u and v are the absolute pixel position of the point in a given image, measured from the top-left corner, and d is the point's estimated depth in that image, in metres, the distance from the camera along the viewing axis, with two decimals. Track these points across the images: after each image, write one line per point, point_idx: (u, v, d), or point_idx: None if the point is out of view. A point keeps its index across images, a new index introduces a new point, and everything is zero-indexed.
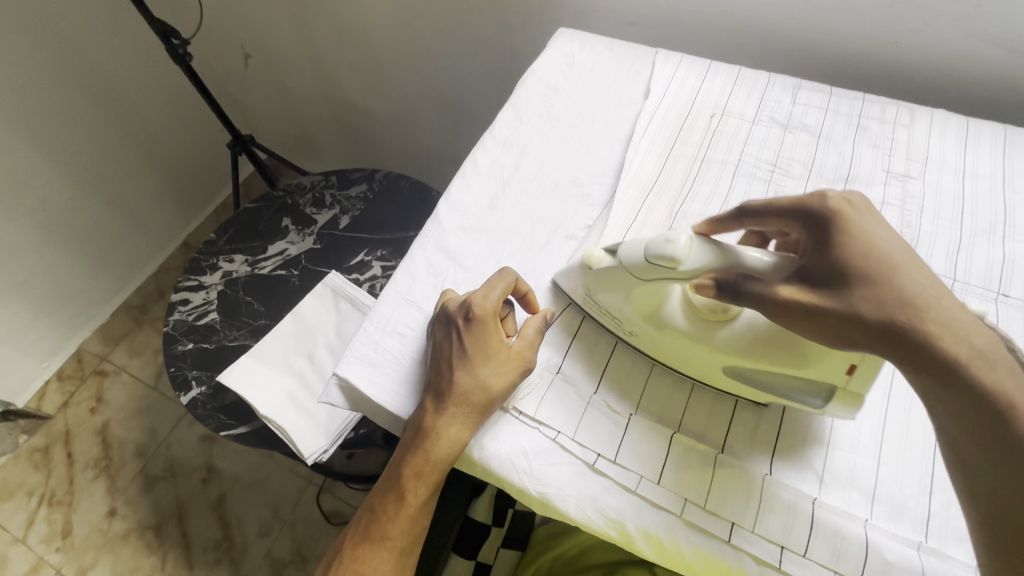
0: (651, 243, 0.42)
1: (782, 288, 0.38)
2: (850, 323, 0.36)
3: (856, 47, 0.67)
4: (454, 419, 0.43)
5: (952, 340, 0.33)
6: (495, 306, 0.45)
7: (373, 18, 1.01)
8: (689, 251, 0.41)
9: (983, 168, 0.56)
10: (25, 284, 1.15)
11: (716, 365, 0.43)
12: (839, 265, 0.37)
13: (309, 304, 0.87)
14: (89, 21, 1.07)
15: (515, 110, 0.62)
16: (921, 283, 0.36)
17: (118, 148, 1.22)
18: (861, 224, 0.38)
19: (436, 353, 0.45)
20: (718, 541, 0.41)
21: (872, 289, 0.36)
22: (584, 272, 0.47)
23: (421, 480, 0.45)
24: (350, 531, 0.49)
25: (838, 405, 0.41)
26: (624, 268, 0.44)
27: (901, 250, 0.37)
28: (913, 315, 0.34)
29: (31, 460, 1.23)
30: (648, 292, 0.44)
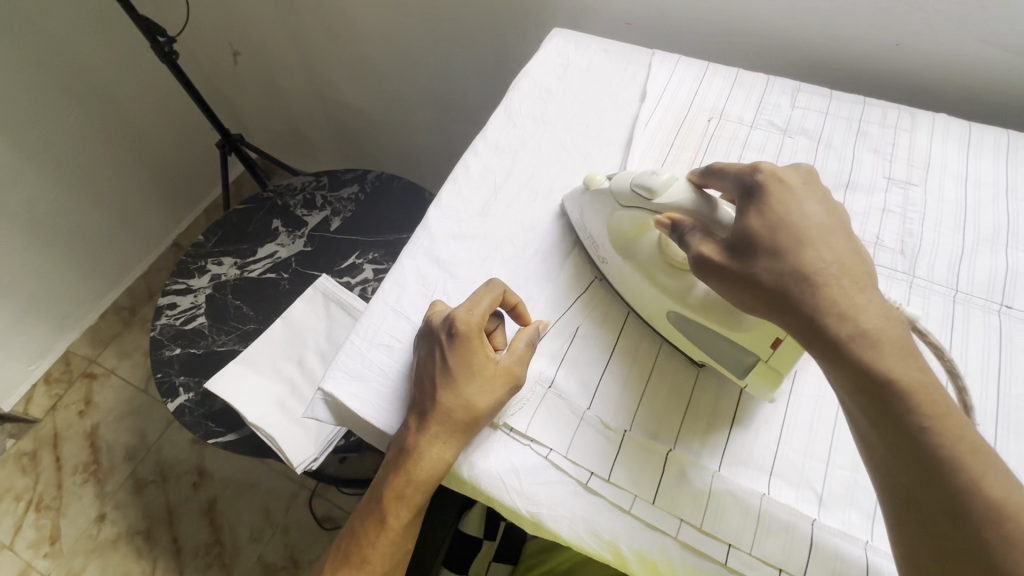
0: (640, 174, 0.45)
1: (704, 245, 0.40)
2: (747, 290, 0.37)
3: (858, 50, 0.65)
4: (437, 438, 0.41)
5: (839, 317, 0.34)
6: (480, 321, 0.44)
7: (363, 15, 0.99)
8: (670, 186, 0.44)
9: (985, 174, 0.55)
10: (10, 286, 1.13)
11: (662, 309, 0.45)
12: (749, 233, 0.38)
13: (299, 308, 0.85)
14: (71, 17, 1.04)
15: (508, 113, 0.61)
16: (825, 261, 0.36)
17: (104, 147, 1.20)
18: (784, 200, 0.38)
19: (420, 369, 0.44)
20: (714, 563, 0.39)
21: (773, 259, 0.37)
22: (583, 191, 0.51)
23: (404, 501, 0.43)
24: (331, 555, 0.47)
25: (759, 381, 0.42)
26: (612, 193, 0.48)
27: (817, 228, 0.37)
28: (810, 286, 0.35)
29: (19, 464, 1.21)
30: (627, 220, 0.47)
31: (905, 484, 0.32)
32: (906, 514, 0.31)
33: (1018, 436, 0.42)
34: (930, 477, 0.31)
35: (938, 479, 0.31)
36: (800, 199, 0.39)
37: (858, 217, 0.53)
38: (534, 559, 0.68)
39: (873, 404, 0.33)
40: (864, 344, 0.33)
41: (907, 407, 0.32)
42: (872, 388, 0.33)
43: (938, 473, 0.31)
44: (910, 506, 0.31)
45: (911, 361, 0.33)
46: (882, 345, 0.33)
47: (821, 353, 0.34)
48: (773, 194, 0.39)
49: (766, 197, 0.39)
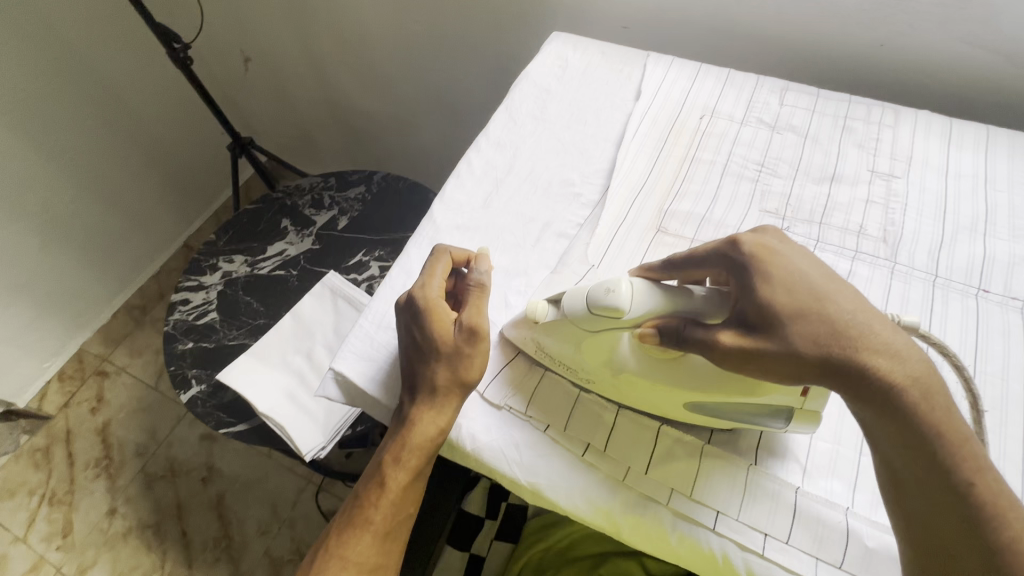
0: (593, 293, 0.41)
1: (721, 332, 0.38)
2: (787, 362, 0.36)
3: (844, 50, 0.68)
4: (426, 409, 0.44)
5: (889, 368, 0.34)
6: (438, 292, 0.47)
7: (370, 23, 1.03)
8: (634, 296, 0.40)
9: (965, 167, 0.57)
10: (28, 285, 1.16)
11: (679, 402, 0.43)
12: (766, 304, 0.37)
13: (308, 304, 0.88)
14: (89, 25, 1.08)
15: (509, 112, 0.64)
16: (852, 312, 0.36)
17: (119, 150, 1.24)
18: (777, 263, 0.38)
19: (402, 348, 0.47)
20: (703, 529, 0.41)
21: (805, 325, 0.36)
22: (529, 322, 0.45)
23: (401, 465, 0.46)
24: (336, 519, 0.50)
25: (799, 424, 0.42)
26: (569, 320, 0.43)
27: (820, 278, 0.37)
28: (850, 347, 0.35)
29: (32, 459, 1.24)
30: (598, 342, 0.43)
31: (947, 537, 0.32)
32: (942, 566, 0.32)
33: (992, 410, 0.45)
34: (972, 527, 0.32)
35: (983, 534, 0.31)
36: (787, 256, 0.38)
37: (843, 208, 0.55)
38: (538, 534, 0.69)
39: (922, 463, 0.33)
40: (918, 396, 0.33)
41: (959, 461, 0.32)
42: (921, 439, 0.33)
43: (984, 530, 0.31)
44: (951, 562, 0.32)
45: (954, 413, 0.34)
46: (932, 396, 0.34)
47: (869, 408, 0.34)
48: (764, 260, 0.38)
49: (760, 266, 0.38)
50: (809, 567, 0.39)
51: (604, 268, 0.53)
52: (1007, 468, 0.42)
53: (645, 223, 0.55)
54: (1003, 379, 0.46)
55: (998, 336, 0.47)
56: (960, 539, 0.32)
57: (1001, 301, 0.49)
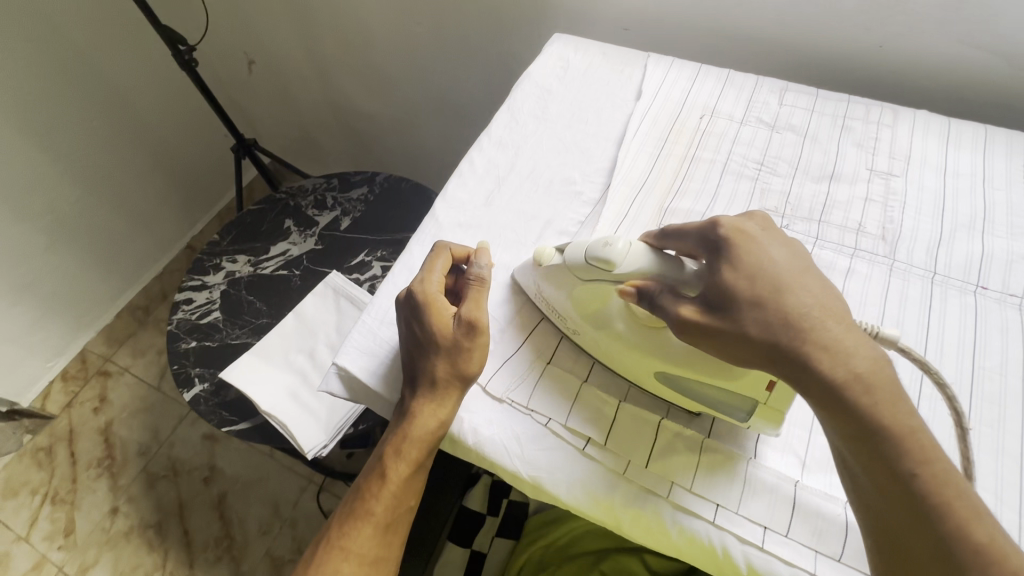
0: (593, 245, 0.44)
1: (683, 307, 0.39)
2: (737, 346, 0.37)
3: (843, 51, 0.69)
4: (427, 402, 0.45)
5: (830, 360, 0.34)
6: (437, 287, 0.47)
7: (373, 26, 1.04)
8: (629, 253, 0.43)
9: (964, 166, 0.58)
10: (32, 285, 1.17)
11: (650, 370, 0.44)
12: (727, 289, 0.38)
13: (310, 303, 0.89)
14: (94, 28, 1.09)
15: (511, 112, 0.65)
16: (807, 304, 0.36)
17: (123, 152, 1.25)
18: (749, 251, 0.39)
19: (403, 342, 0.48)
20: (704, 522, 0.41)
21: (758, 310, 0.36)
22: (535, 265, 0.49)
23: (402, 458, 0.47)
24: (337, 513, 0.50)
25: (761, 420, 0.43)
26: (568, 268, 0.46)
27: (785, 270, 0.38)
28: (798, 335, 0.35)
29: (35, 459, 1.25)
30: (590, 292, 0.46)
31: (898, 530, 0.32)
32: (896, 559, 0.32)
33: (990, 405, 0.45)
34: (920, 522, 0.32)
35: (931, 527, 0.31)
36: (763, 245, 0.39)
37: (842, 206, 0.56)
38: (538, 531, 0.70)
39: (866, 454, 0.33)
40: (859, 388, 0.34)
41: (900, 452, 0.32)
42: (864, 431, 0.33)
43: (927, 519, 0.31)
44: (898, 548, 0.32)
45: (900, 408, 0.33)
46: (875, 389, 0.34)
47: (811, 396, 0.35)
48: (737, 245, 0.39)
49: (731, 249, 0.39)
50: (809, 560, 0.40)
51: None
52: (1004, 463, 0.42)
53: (645, 221, 0.56)
54: (1001, 375, 0.46)
55: (998, 333, 0.48)
56: (910, 532, 0.32)
57: (1000, 298, 0.50)
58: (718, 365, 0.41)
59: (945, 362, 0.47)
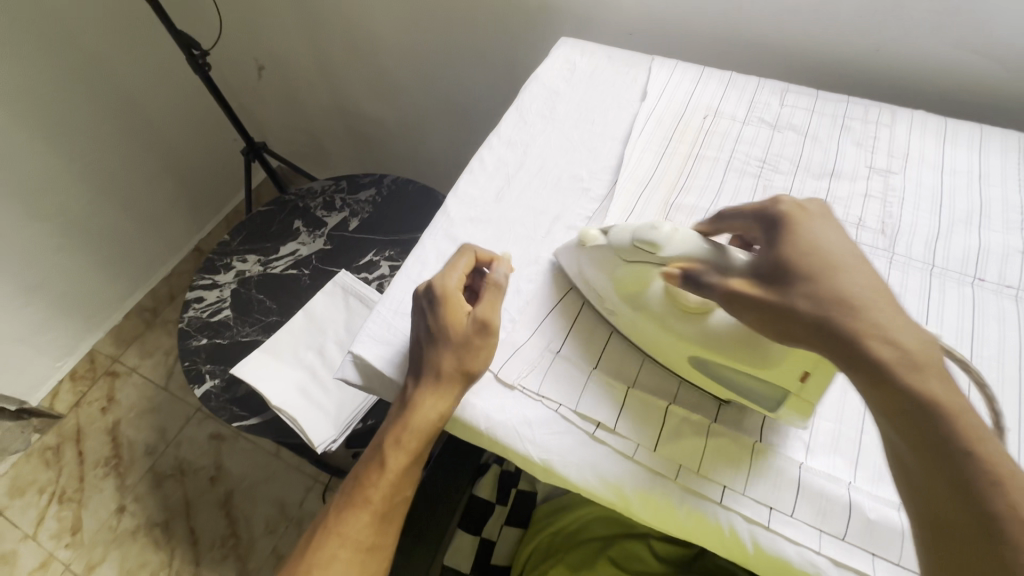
0: (639, 229, 0.45)
1: (733, 280, 0.40)
2: (784, 318, 0.38)
3: (840, 55, 0.71)
4: (428, 393, 0.47)
5: (882, 341, 0.35)
6: (456, 283, 0.49)
7: (382, 32, 1.06)
8: (674, 237, 0.44)
9: (960, 163, 0.59)
10: (42, 285, 1.19)
11: (685, 354, 0.46)
12: (783, 261, 0.39)
13: (320, 301, 0.91)
14: (107, 32, 1.12)
15: (520, 112, 0.67)
16: (861, 285, 0.37)
17: (135, 154, 1.27)
18: (808, 229, 0.40)
19: (413, 333, 0.49)
20: (710, 503, 0.43)
21: (809, 284, 0.37)
22: (578, 247, 0.50)
23: (401, 447, 0.48)
24: (334, 502, 0.51)
25: (790, 411, 0.44)
26: (613, 250, 0.47)
27: (843, 251, 0.39)
28: (848, 312, 0.36)
29: (43, 458, 1.26)
30: (633, 274, 0.47)
31: (941, 509, 0.32)
32: (940, 539, 0.32)
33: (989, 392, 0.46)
34: (966, 501, 0.31)
35: (979, 506, 0.31)
36: (822, 228, 0.40)
37: (842, 202, 0.58)
38: (547, 519, 0.71)
39: (911, 432, 0.33)
40: (914, 370, 0.34)
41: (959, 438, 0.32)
42: (909, 408, 0.33)
43: (980, 499, 0.31)
44: (953, 540, 0.31)
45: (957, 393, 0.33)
46: (927, 371, 0.34)
47: (861, 379, 0.35)
48: (795, 224, 0.41)
49: (789, 227, 0.41)
50: (813, 539, 0.41)
51: None
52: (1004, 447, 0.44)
53: (651, 216, 0.57)
54: (999, 362, 0.47)
55: (997, 323, 0.49)
56: (958, 512, 0.31)
57: (996, 289, 0.51)
58: (756, 350, 0.43)
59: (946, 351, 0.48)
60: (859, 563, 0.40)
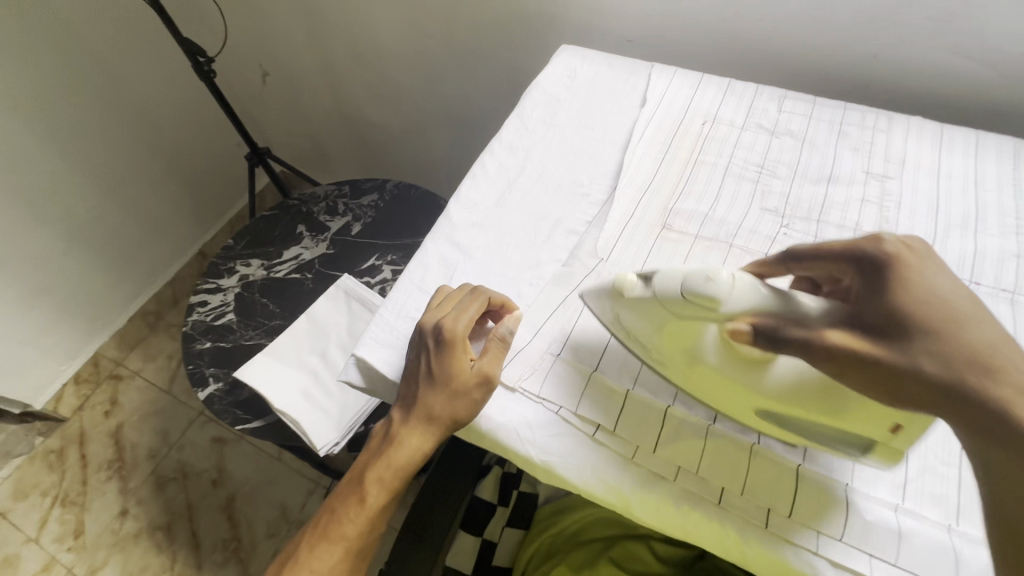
0: (690, 278, 0.41)
1: (833, 332, 0.38)
2: (908, 378, 0.35)
3: (838, 61, 0.72)
4: (412, 435, 0.49)
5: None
6: (465, 328, 0.48)
7: (386, 39, 1.07)
8: (732, 287, 0.40)
9: (956, 168, 0.60)
10: (48, 289, 1.20)
11: (749, 406, 0.44)
12: (898, 314, 0.37)
13: (322, 305, 0.91)
14: (114, 39, 1.13)
15: (521, 118, 0.68)
16: (991, 342, 0.35)
17: (140, 159, 1.28)
18: (918, 274, 0.38)
19: (411, 370, 0.49)
20: (707, 504, 0.44)
21: (935, 342, 0.35)
22: (616, 293, 0.46)
23: (381, 484, 0.50)
24: (308, 528, 0.53)
25: (876, 456, 0.42)
26: (658, 300, 0.43)
27: (962, 300, 0.37)
28: (985, 377, 0.34)
29: (47, 461, 1.26)
30: (681, 327, 0.43)
31: None
32: None
33: None
34: None
35: None
36: (931, 272, 0.38)
37: (839, 207, 0.58)
38: (547, 520, 0.72)
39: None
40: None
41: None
42: None
43: None
44: None
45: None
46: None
47: (998, 448, 0.32)
48: (904, 269, 0.38)
49: (898, 271, 0.38)
50: (810, 540, 0.41)
51: (612, 262, 0.55)
52: None
53: (651, 220, 0.58)
54: None
55: None
56: None
57: (992, 293, 0.52)
58: (837, 402, 0.40)
59: None
60: (857, 564, 0.40)
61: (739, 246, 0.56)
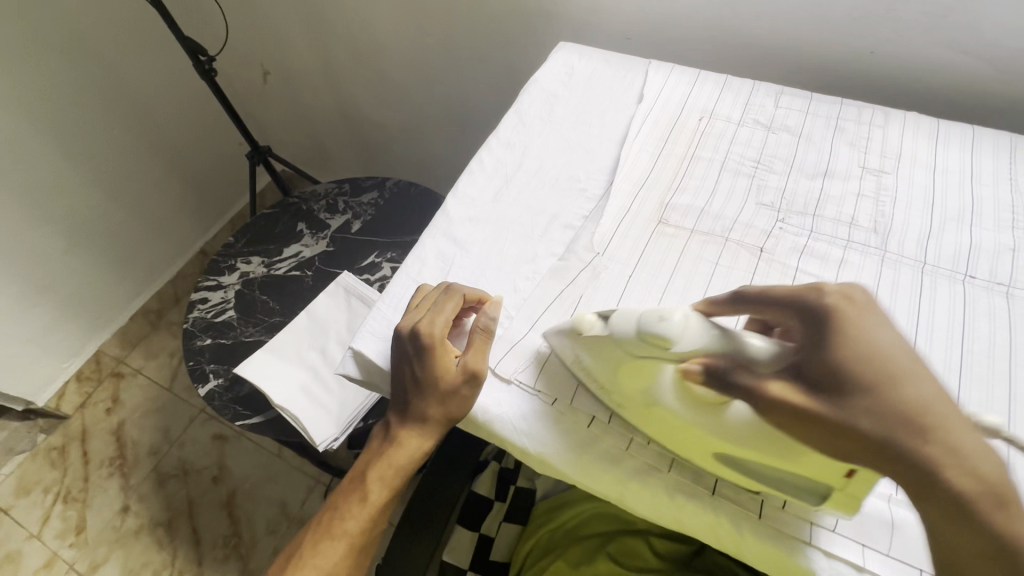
0: (645, 318, 0.40)
1: (773, 385, 0.37)
2: (843, 436, 0.35)
3: (835, 56, 0.72)
4: (413, 433, 0.51)
5: (962, 472, 0.33)
6: (442, 330, 0.48)
7: (386, 38, 1.08)
8: (686, 329, 0.40)
9: (953, 164, 0.60)
10: (50, 287, 1.20)
11: (710, 452, 0.42)
12: (838, 370, 0.36)
13: (322, 302, 0.92)
14: (116, 38, 1.14)
15: (518, 115, 0.68)
16: (930, 400, 0.34)
17: (141, 158, 1.29)
18: (862, 325, 0.36)
19: (399, 374, 0.50)
20: (702, 494, 0.44)
21: (872, 401, 0.34)
22: (572, 334, 0.45)
23: (384, 482, 0.52)
24: (308, 529, 0.54)
25: (836, 504, 0.39)
26: (615, 341, 0.42)
27: (904, 352, 0.36)
28: (920, 439, 0.33)
29: (49, 458, 1.27)
30: (637, 367, 0.42)
31: None
32: None
33: (980, 386, 0.47)
34: None
35: None
36: (875, 322, 0.37)
37: (835, 201, 0.58)
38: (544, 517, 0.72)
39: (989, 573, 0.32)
40: (994, 504, 0.32)
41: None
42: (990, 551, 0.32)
43: None
44: None
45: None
46: (1009, 504, 0.32)
47: (931, 507, 0.33)
48: (847, 318, 0.37)
49: (841, 321, 0.37)
50: (803, 531, 0.41)
51: (609, 256, 0.55)
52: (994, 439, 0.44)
53: (647, 214, 0.58)
54: (989, 356, 0.48)
55: (986, 321, 0.50)
56: None
57: (987, 287, 0.52)
58: (792, 450, 0.38)
59: (937, 347, 0.48)
60: (849, 553, 0.40)
61: (735, 241, 0.56)
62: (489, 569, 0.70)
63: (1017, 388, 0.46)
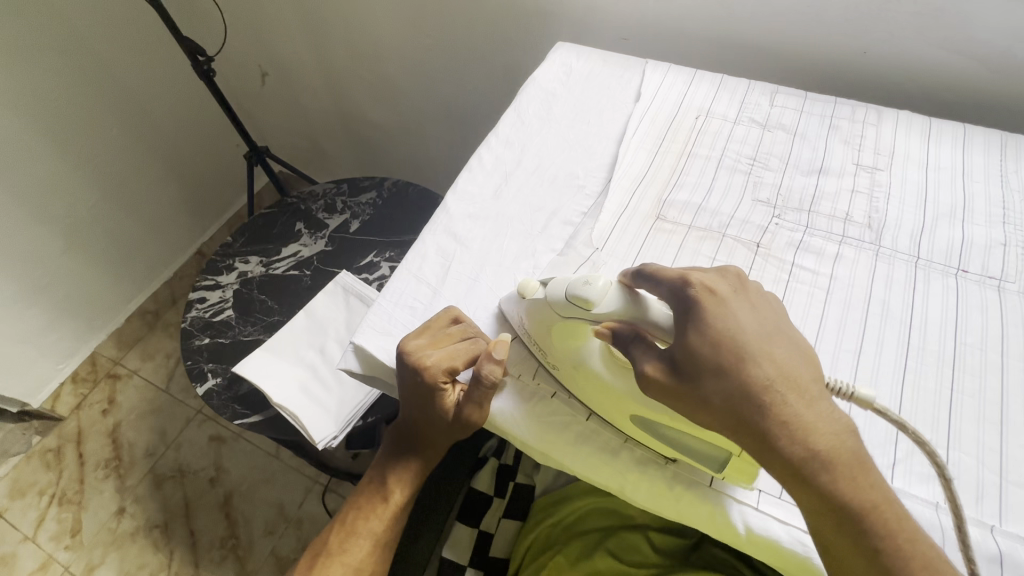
0: (573, 283, 0.43)
1: (648, 364, 0.39)
2: (699, 411, 0.38)
3: (832, 55, 0.73)
4: (428, 443, 0.54)
5: (792, 440, 0.35)
6: (445, 371, 0.47)
7: (384, 38, 1.08)
8: (606, 294, 0.42)
9: (944, 160, 0.61)
10: (45, 288, 1.20)
11: (624, 412, 0.45)
12: (696, 352, 0.38)
13: (321, 301, 0.92)
14: (114, 39, 1.14)
15: (518, 113, 0.69)
16: (771, 376, 0.37)
17: (138, 159, 1.28)
18: (717, 312, 0.39)
19: (403, 397, 0.50)
20: (700, 485, 0.44)
21: (719, 380, 0.37)
22: (520, 302, 0.48)
23: (404, 483, 0.55)
24: (332, 527, 0.57)
25: (733, 472, 0.42)
26: (547, 304, 0.45)
27: (753, 333, 0.38)
28: (759, 411, 0.36)
29: (44, 460, 1.26)
30: (566, 332, 0.45)
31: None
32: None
33: (972, 376, 0.47)
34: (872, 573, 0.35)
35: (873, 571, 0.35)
36: (729, 309, 0.39)
37: (830, 197, 0.59)
38: (545, 512, 0.72)
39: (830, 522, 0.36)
40: (820, 466, 0.35)
41: (864, 524, 0.35)
42: (825, 504, 0.35)
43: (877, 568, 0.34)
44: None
45: (860, 480, 0.35)
46: (836, 465, 0.35)
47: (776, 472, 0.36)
48: (706, 306, 0.39)
49: (701, 310, 0.39)
50: (802, 519, 0.42)
51: (608, 251, 0.56)
52: (986, 428, 0.45)
53: (645, 211, 0.59)
54: (981, 347, 0.49)
55: (979, 314, 0.51)
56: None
57: (980, 280, 0.53)
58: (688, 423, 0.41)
59: (930, 340, 0.49)
60: None
61: (732, 236, 0.56)
62: (488, 565, 0.70)
63: (1009, 379, 0.47)
